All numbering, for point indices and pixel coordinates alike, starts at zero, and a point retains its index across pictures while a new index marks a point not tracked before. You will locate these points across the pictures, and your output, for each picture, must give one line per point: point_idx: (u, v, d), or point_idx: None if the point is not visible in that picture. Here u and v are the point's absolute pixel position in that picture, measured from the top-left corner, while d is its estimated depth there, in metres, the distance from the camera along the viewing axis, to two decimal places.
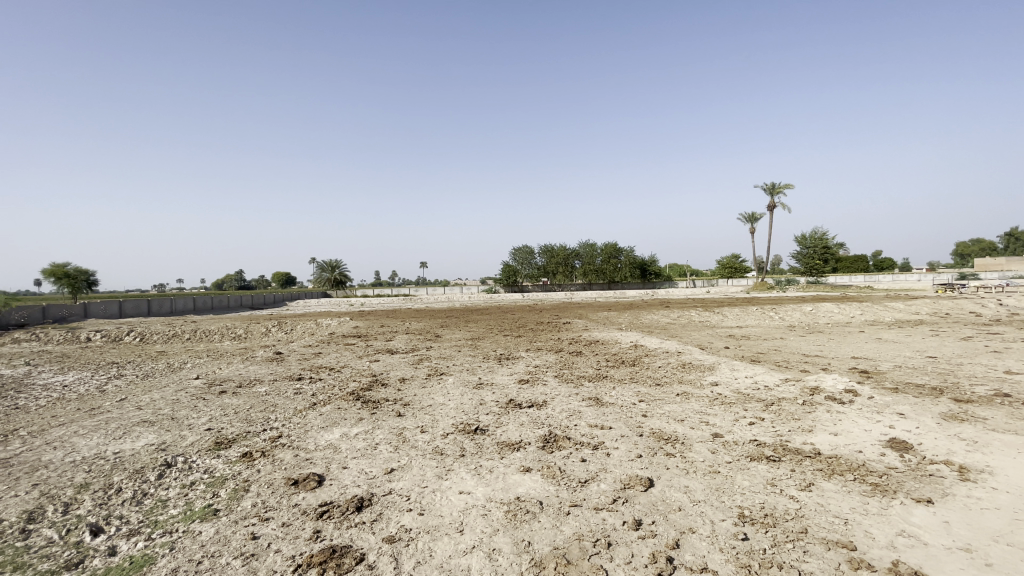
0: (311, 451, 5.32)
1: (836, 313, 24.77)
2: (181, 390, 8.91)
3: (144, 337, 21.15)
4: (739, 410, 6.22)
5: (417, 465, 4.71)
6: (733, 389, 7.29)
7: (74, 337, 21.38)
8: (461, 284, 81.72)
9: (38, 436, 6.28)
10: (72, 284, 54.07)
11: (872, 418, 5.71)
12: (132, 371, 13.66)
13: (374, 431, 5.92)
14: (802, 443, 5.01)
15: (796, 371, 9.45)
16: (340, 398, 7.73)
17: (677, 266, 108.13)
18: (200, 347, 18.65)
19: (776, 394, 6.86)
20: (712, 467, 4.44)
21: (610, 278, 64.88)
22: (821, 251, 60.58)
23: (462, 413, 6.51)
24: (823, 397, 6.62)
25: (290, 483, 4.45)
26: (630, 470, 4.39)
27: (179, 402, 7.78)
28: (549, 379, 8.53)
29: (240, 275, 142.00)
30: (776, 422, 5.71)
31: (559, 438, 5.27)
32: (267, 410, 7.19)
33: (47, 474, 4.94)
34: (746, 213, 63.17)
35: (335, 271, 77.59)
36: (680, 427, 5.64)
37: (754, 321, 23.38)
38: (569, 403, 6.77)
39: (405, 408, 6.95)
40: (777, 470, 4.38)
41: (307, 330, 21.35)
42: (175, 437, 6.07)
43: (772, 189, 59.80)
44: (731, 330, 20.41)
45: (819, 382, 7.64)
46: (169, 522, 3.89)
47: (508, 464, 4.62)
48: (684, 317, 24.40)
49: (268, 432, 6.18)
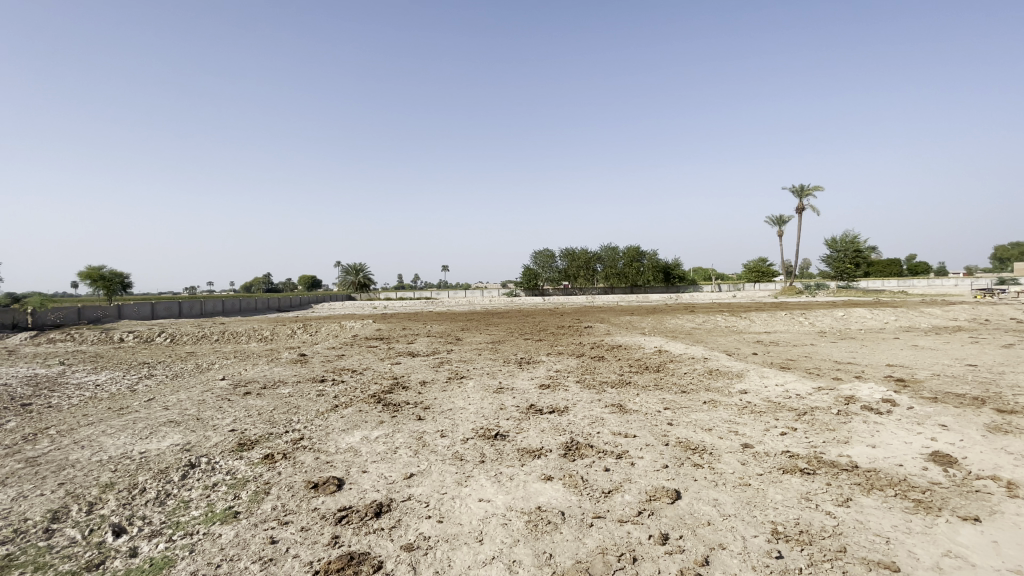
0: (332, 453, 5.31)
1: (869, 318, 23.95)
2: (207, 391, 9.07)
3: (174, 338, 21.75)
4: (770, 419, 5.99)
5: (437, 471, 4.64)
6: (762, 398, 7.04)
7: (108, 338, 22.07)
8: (482, 287, 81.95)
9: (68, 435, 6.44)
10: (108, 286, 56.10)
11: (912, 429, 5.41)
12: (162, 371, 14.03)
13: (394, 435, 5.88)
14: (837, 455, 4.78)
15: (828, 379, 9.10)
16: (361, 400, 7.74)
17: (702, 269, 106.36)
18: (227, 348, 19.05)
19: (809, 403, 6.59)
20: (742, 480, 4.25)
21: (633, 282, 64.20)
22: (853, 254, 58.80)
23: (482, 417, 6.43)
24: (859, 407, 6.33)
25: (310, 486, 4.42)
26: (656, 481, 4.24)
27: (204, 402, 7.90)
28: (570, 384, 8.40)
29: (268, 277, 145.28)
30: (809, 432, 5.47)
31: (581, 445, 5.14)
32: (290, 412, 7.24)
33: (75, 473, 5.04)
34: (773, 215, 61.79)
35: (359, 275, 78.66)
36: (708, 436, 5.45)
37: (783, 326, 22.76)
38: (592, 410, 6.63)
39: (425, 411, 6.91)
40: (811, 483, 4.17)
41: (331, 332, 21.63)
42: (199, 437, 6.15)
43: (801, 191, 58.44)
44: (759, 336, 19.91)
45: (854, 390, 7.32)
46: (190, 524, 3.90)
47: (529, 471, 4.51)
48: (710, 322, 23.92)
49: (290, 433, 6.21)
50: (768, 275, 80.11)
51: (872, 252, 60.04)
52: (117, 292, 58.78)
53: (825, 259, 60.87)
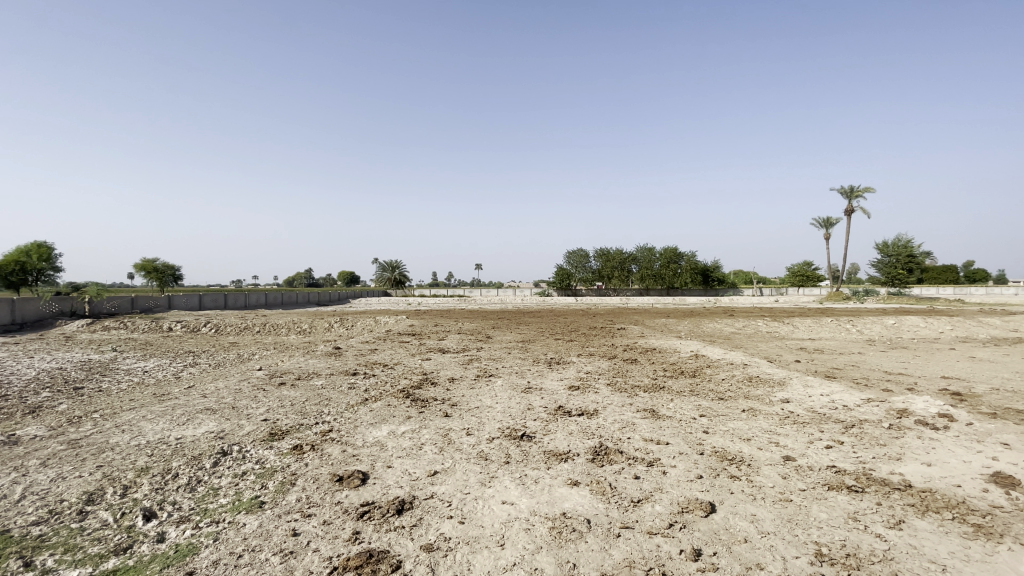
0: (359, 447, 5.31)
1: (923, 327, 22.59)
2: (244, 380, 9.31)
3: (218, 329, 22.63)
4: (813, 431, 5.64)
5: (461, 470, 4.56)
6: (805, 408, 6.65)
7: (158, 326, 23.15)
8: (515, 287, 82.02)
9: (111, 418, 6.70)
10: (160, 278, 59.04)
11: (974, 448, 4.98)
12: (205, 360, 14.59)
13: (420, 431, 5.85)
14: (888, 473, 4.43)
15: (877, 391, 8.56)
16: (390, 395, 7.76)
17: (742, 273, 103.20)
18: (267, 340, 19.67)
19: (856, 415, 6.19)
20: (783, 495, 3.99)
21: (669, 284, 62.89)
22: (906, 259, 55.77)
23: (510, 417, 6.33)
24: (912, 421, 5.89)
25: (335, 479, 4.42)
26: (689, 492, 4.03)
27: (240, 391, 8.10)
28: (601, 386, 8.20)
29: (308, 272, 149.72)
30: (858, 447, 5.11)
31: (610, 451, 4.96)
32: (320, 404, 7.33)
33: (113, 456, 5.22)
34: (820, 217, 59.23)
35: (395, 272, 80.04)
36: (746, 446, 5.17)
37: (828, 332, 21.75)
38: (623, 414, 6.42)
39: (452, 408, 6.85)
40: (860, 502, 3.86)
41: (366, 327, 22.02)
42: (232, 425, 6.29)
43: (850, 193, 55.94)
44: (802, 342, 19.07)
45: (906, 403, 6.84)
46: (217, 511, 3.95)
47: (556, 475, 4.37)
48: (749, 327, 23.11)
49: (320, 425, 6.27)
50: (812, 279, 76.96)
51: (927, 257, 56.81)
52: (169, 283, 61.79)
53: (874, 263, 57.99)
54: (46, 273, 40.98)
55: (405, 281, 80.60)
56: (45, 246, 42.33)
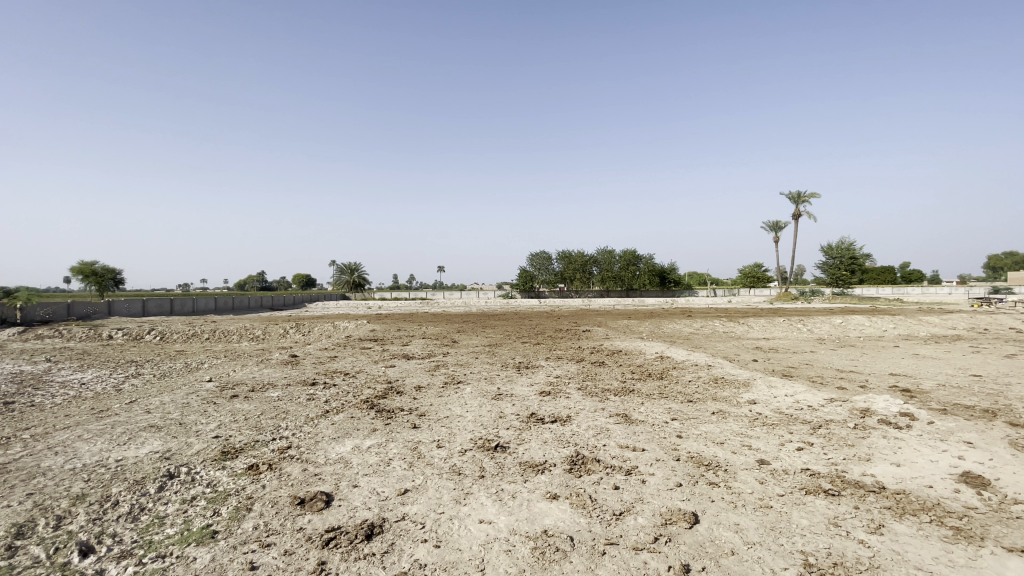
0: (321, 465, 4.96)
1: (868, 325, 23.76)
2: (193, 392, 8.69)
3: (164, 336, 21.30)
4: (784, 433, 5.69)
5: (433, 487, 4.31)
6: (773, 409, 6.75)
7: (96, 334, 21.57)
8: (477, 289, 81.59)
9: (40, 439, 6.05)
10: (99, 282, 55.26)
11: (936, 447, 5.13)
12: (150, 370, 13.62)
13: (387, 444, 5.55)
14: (861, 475, 4.49)
15: (836, 390, 8.83)
16: (353, 405, 7.39)
17: (698, 274, 106.58)
18: (218, 347, 18.61)
19: (822, 416, 6.30)
20: (763, 502, 3.95)
21: (629, 286, 64.06)
22: (848, 261, 58.87)
23: (481, 427, 6.10)
24: (875, 421, 6.04)
25: (296, 502, 4.07)
26: (670, 502, 3.93)
27: (188, 405, 7.53)
28: (572, 391, 8.08)
29: (263, 275, 144.12)
30: (828, 448, 5.18)
31: (587, 460, 4.82)
32: (278, 418, 6.88)
33: (45, 483, 4.67)
34: (770, 220, 61.77)
35: (355, 274, 78.21)
36: (721, 451, 5.15)
37: (782, 332, 22.57)
38: (596, 420, 6.31)
39: (421, 419, 6.57)
40: (837, 507, 3.87)
41: (325, 332, 21.21)
42: (180, 444, 5.79)
43: (798, 199, 58.71)
44: (759, 342, 19.68)
45: (867, 403, 7.04)
46: (164, 544, 3.56)
47: (533, 489, 4.18)
48: (708, 327, 23.70)
49: (277, 442, 5.86)
50: (764, 280, 80.18)
51: (868, 259, 60.18)
52: (109, 288, 57.94)
53: (821, 265, 60.90)
54: None
55: (364, 284, 78.75)
56: None
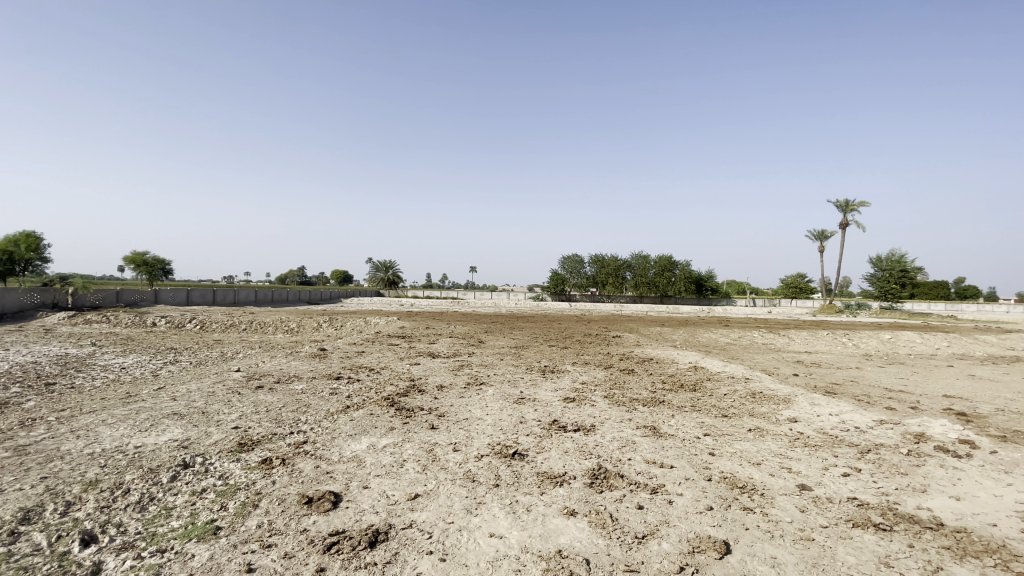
0: (334, 463, 4.83)
1: (919, 343, 22.35)
2: (220, 382, 8.80)
3: (203, 325, 21.99)
4: (827, 457, 5.23)
5: (445, 494, 4.10)
6: (815, 429, 6.25)
7: (141, 321, 22.48)
8: (508, 291, 81.63)
9: (68, 422, 6.18)
10: (150, 272, 57.92)
11: (1002, 480, 4.58)
12: (186, 357, 14.02)
13: (403, 444, 5.39)
14: (916, 508, 4.02)
15: (884, 411, 8.19)
16: (374, 402, 7.29)
17: (736, 283, 103.44)
18: (253, 338, 19.08)
19: (870, 439, 5.78)
20: (804, 533, 3.57)
21: (663, 292, 62.64)
22: (899, 274, 55.85)
23: (501, 431, 5.86)
24: (931, 447, 5.48)
25: (303, 501, 3.94)
26: (699, 528, 3.59)
27: (213, 394, 7.61)
28: (598, 399, 7.75)
29: (302, 270, 148.32)
30: (877, 476, 4.70)
31: (610, 474, 4.52)
32: (298, 411, 6.84)
33: (61, 466, 4.71)
34: (814, 230, 59.45)
35: (389, 271, 79.42)
36: (757, 472, 4.75)
37: (825, 346, 21.47)
38: (622, 431, 5.98)
39: (439, 420, 6.39)
40: (890, 544, 3.44)
41: (356, 328, 21.48)
42: (199, 433, 5.81)
43: (845, 208, 56.34)
44: (799, 355, 18.76)
45: (922, 427, 6.44)
46: (165, 538, 3.48)
47: (550, 503, 3.92)
48: (745, 338, 22.79)
49: (294, 436, 5.78)
50: (806, 292, 77.13)
51: (920, 273, 56.99)
52: (159, 277, 60.71)
53: (868, 277, 58.03)
54: (32, 262, 39.90)
55: (398, 281, 79.80)
56: (34, 236, 41.39)
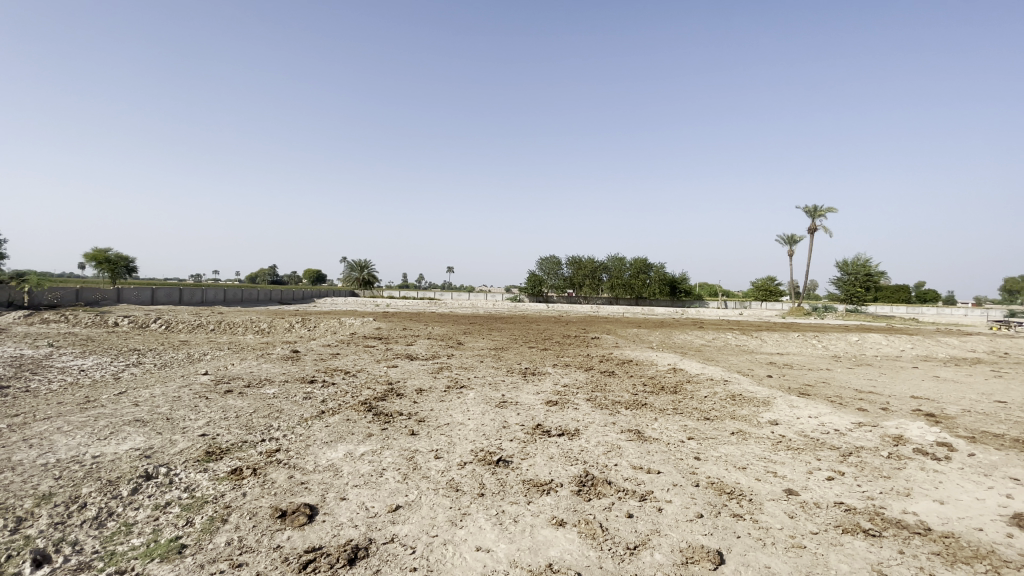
0: (309, 472, 4.60)
1: (884, 345, 23.02)
2: (186, 386, 8.38)
3: (169, 326, 21.13)
4: (811, 460, 5.23)
5: (428, 505, 3.92)
6: (796, 432, 6.28)
7: (103, 321, 21.50)
8: (485, 292, 81.36)
9: (19, 429, 5.76)
10: (113, 269, 55.70)
11: (981, 483, 4.64)
12: (150, 359, 13.40)
13: (381, 452, 5.18)
14: (901, 512, 4.03)
15: (859, 412, 8.31)
16: (350, 407, 7.04)
17: (709, 285, 105.42)
18: (222, 339, 18.40)
19: (851, 442, 5.83)
20: (796, 541, 3.52)
21: (638, 294, 63.38)
22: (863, 278, 57.70)
23: (483, 437, 5.70)
24: (910, 450, 5.55)
25: (276, 515, 3.71)
26: (690, 536, 3.51)
27: (179, 399, 7.23)
28: (580, 402, 7.64)
29: (274, 269, 145.00)
30: (861, 479, 4.72)
31: (597, 481, 4.41)
32: (271, 417, 6.54)
33: (11, 479, 4.36)
34: (784, 234, 61.01)
35: (364, 271, 78.20)
36: (743, 477, 4.71)
37: (796, 348, 21.94)
38: (607, 435, 5.88)
39: (419, 425, 6.19)
40: (881, 550, 3.42)
41: (330, 328, 20.99)
42: (163, 441, 5.48)
43: (814, 213, 57.94)
44: (772, 357, 19.11)
45: (899, 429, 6.54)
46: (125, 558, 3.21)
47: (537, 513, 3.78)
48: (720, 340, 23.13)
49: (266, 443, 5.50)
50: (775, 295, 79.02)
51: (884, 277, 59.00)
52: (122, 275, 58.45)
53: (835, 281, 59.77)
54: None
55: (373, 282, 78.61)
56: None
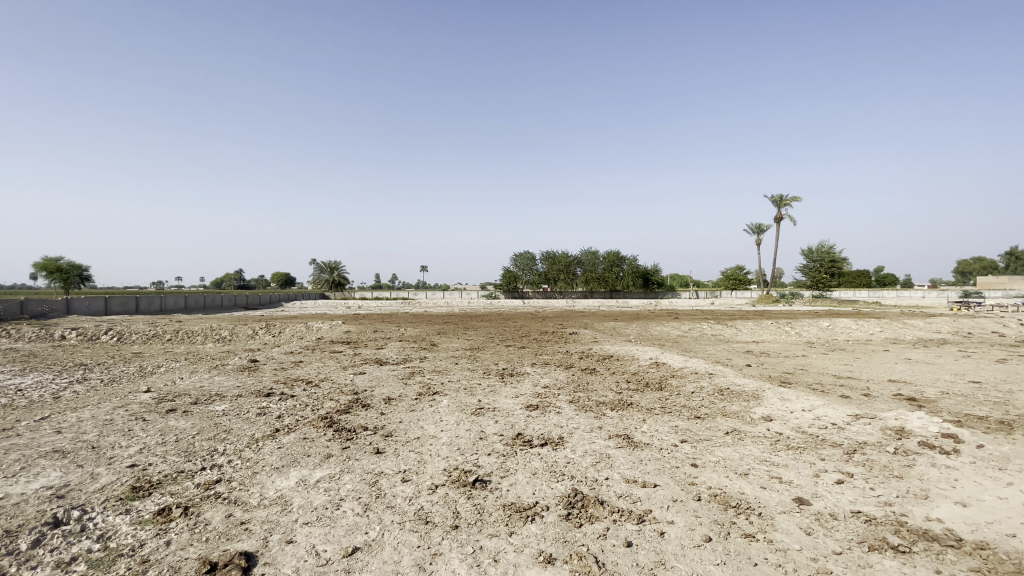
0: (253, 508, 3.92)
1: (854, 329, 23.33)
2: (123, 406, 7.46)
3: (122, 337, 19.75)
4: (815, 461, 4.81)
5: (392, 545, 3.30)
6: (794, 428, 5.89)
7: (48, 334, 19.98)
8: (460, 289, 80.67)
9: None
10: (65, 279, 52.74)
11: (1000, 479, 4.29)
12: (95, 375, 12.26)
13: (341, 477, 4.53)
14: (925, 520, 3.63)
15: (849, 401, 8.03)
16: (309, 423, 6.33)
17: (679, 276, 106.81)
18: (179, 350, 17.25)
19: (853, 438, 5.46)
20: (819, 565, 3.05)
21: (612, 287, 63.58)
22: (828, 264, 59.12)
23: (457, 452, 5.09)
24: (916, 444, 5.20)
25: (202, 571, 3.03)
26: (700, 567, 3.00)
27: (111, 423, 6.38)
28: (563, 405, 7.10)
29: (240, 275, 140.42)
30: (872, 481, 4.33)
31: (588, 501, 3.85)
32: (217, 439, 5.78)
33: None
34: (751, 224, 62.27)
35: (334, 273, 76.17)
36: (747, 485, 4.25)
37: (770, 335, 21.98)
38: (593, 443, 5.35)
39: (385, 441, 5.53)
40: (917, 571, 2.97)
41: (296, 334, 19.96)
42: (83, 477, 4.68)
43: (780, 203, 58.86)
44: (749, 345, 19.04)
45: (897, 420, 6.23)
46: None
47: (520, 549, 3.21)
48: (697, 330, 23.03)
49: (207, 473, 4.77)
50: (744, 284, 80.30)
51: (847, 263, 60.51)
52: (76, 284, 55.56)
53: (801, 268, 61.04)
54: None
55: (344, 283, 76.71)
56: None
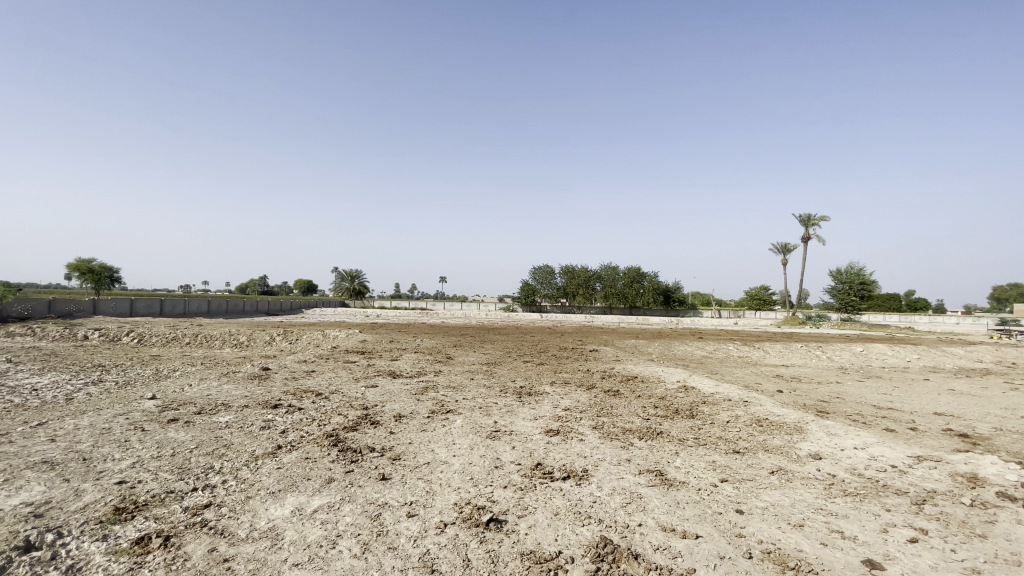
0: (240, 542, 3.49)
1: (889, 355, 22.14)
2: (124, 413, 7.15)
3: (143, 339, 19.81)
4: (880, 512, 4.18)
5: None
6: (848, 470, 5.23)
7: (71, 334, 20.14)
8: (478, 302, 80.47)
9: None
10: (95, 280, 54.21)
11: None
12: (107, 377, 12.10)
13: (341, 506, 4.08)
14: None
15: (901, 437, 7.28)
16: (313, 441, 5.90)
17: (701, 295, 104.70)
18: (196, 353, 17.15)
19: (918, 484, 4.80)
20: None
21: (632, 304, 62.59)
22: (858, 287, 57.13)
23: (470, 483, 4.59)
24: (993, 496, 4.53)
25: None
26: None
27: (108, 433, 6.04)
28: (586, 431, 6.54)
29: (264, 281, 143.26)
30: (953, 541, 3.69)
31: (620, 554, 3.31)
32: (215, 455, 5.38)
33: None
34: (778, 244, 60.92)
35: (355, 283, 76.81)
36: (806, 541, 3.64)
37: (800, 359, 20.99)
38: (622, 479, 4.79)
39: (393, 466, 5.07)
40: None
41: (313, 341, 19.77)
42: (66, 494, 4.30)
43: (808, 223, 57.42)
44: (778, 369, 18.11)
45: (963, 464, 5.53)
46: None
47: None
48: (722, 351, 22.14)
49: (198, 494, 4.36)
50: (768, 305, 78.52)
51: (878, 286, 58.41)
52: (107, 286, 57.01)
53: (830, 290, 59.14)
54: None
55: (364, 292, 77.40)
56: None
